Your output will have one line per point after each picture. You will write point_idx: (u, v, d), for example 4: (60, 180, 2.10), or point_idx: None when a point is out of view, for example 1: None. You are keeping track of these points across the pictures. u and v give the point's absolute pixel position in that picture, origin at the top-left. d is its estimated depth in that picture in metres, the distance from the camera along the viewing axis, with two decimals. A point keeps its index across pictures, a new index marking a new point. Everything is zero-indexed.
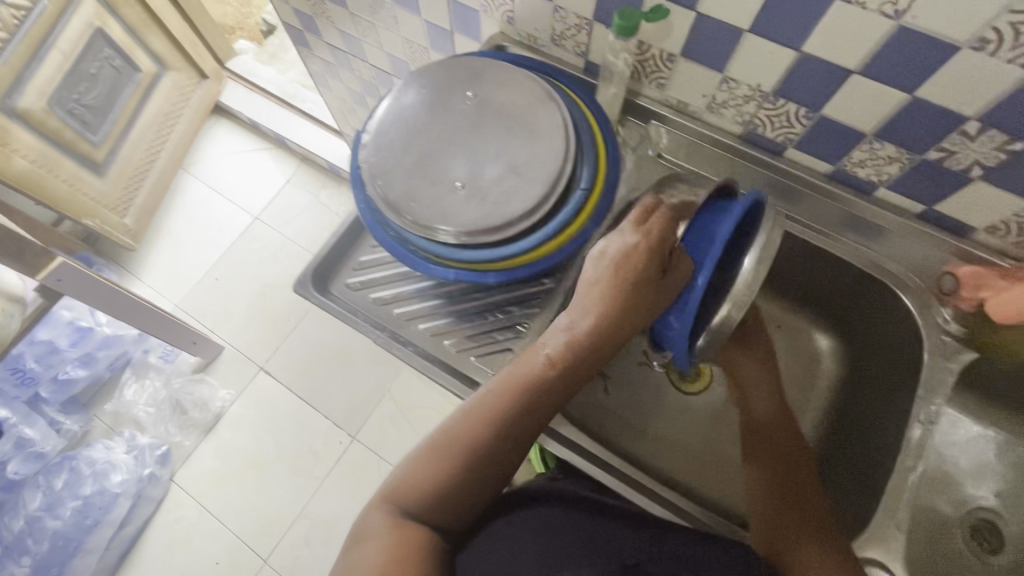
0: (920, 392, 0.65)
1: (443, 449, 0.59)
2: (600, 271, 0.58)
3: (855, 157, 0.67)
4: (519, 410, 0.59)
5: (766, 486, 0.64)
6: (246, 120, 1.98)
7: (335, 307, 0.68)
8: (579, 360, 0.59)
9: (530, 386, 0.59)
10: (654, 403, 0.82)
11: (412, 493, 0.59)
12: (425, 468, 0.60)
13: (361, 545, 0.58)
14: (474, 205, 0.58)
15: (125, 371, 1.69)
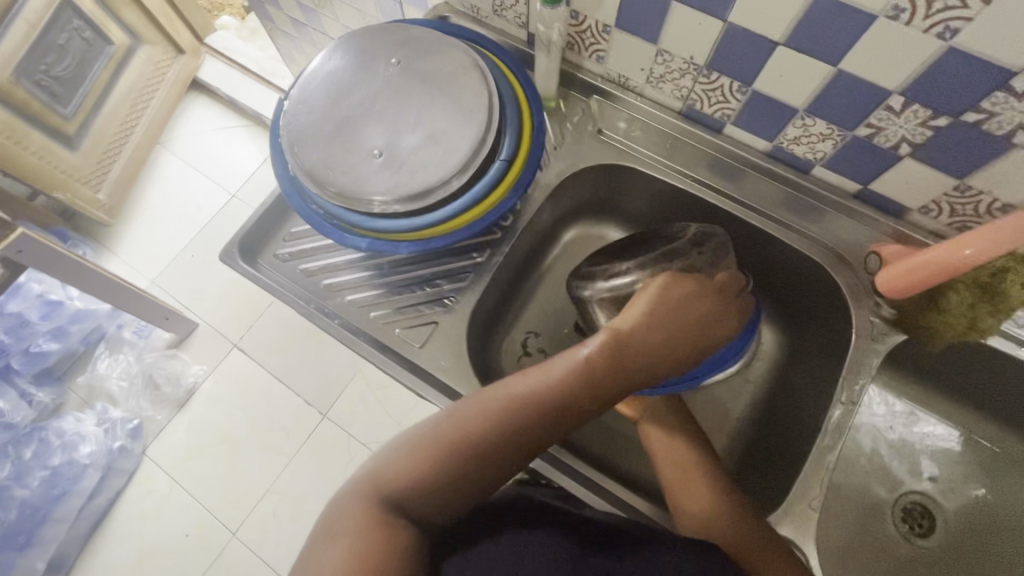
0: (845, 372, 0.65)
1: (450, 441, 0.57)
2: (654, 308, 0.63)
3: (790, 134, 0.66)
4: (540, 413, 0.59)
5: (712, 496, 0.60)
6: (225, 97, 1.97)
7: (261, 276, 0.68)
8: (603, 378, 0.60)
9: (551, 395, 0.59)
10: None
11: (405, 483, 0.56)
12: (424, 459, 0.57)
13: (333, 539, 0.53)
14: (389, 173, 0.58)
15: (99, 345, 1.69)
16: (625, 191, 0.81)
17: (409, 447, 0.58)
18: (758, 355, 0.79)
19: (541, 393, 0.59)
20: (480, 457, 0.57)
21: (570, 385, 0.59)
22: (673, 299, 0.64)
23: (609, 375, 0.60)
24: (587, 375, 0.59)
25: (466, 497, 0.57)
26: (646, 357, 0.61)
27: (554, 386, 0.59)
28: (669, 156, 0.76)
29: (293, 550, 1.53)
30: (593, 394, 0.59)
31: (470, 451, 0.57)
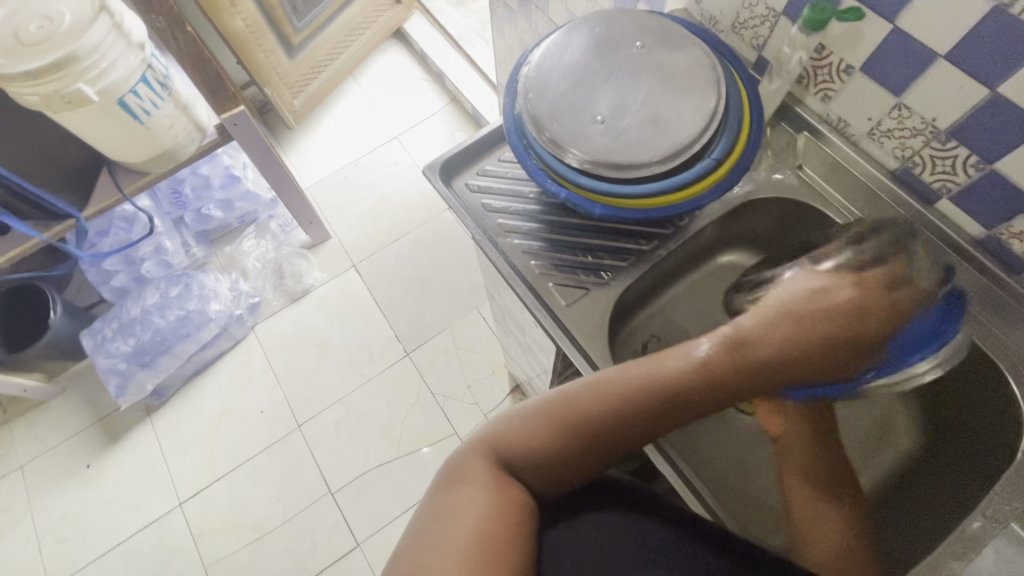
0: (999, 488, 0.60)
1: (561, 417, 0.59)
2: (787, 304, 0.58)
3: (1017, 227, 0.62)
4: (655, 404, 0.58)
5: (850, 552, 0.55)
6: (419, 50, 2.16)
7: (450, 197, 0.76)
8: (718, 377, 0.57)
9: (666, 389, 0.58)
10: None
11: (517, 447, 0.60)
12: (535, 428, 0.60)
13: (462, 486, 0.58)
14: (608, 140, 0.63)
15: (249, 226, 1.93)
16: (800, 234, 0.79)
17: (528, 414, 0.61)
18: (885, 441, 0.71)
19: (657, 386, 0.58)
20: (594, 436, 0.58)
21: (685, 382, 0.58)
22: (809, 296, 0.57)
23: (725, 377, 0.57)
24: (700, 373, 0.58)
25: (578, 470, 0.60)
26: (773, 360, 0.57)
27: (669, 380, 0.58)
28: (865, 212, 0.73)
29: (343, 460, 1.64)
30: (710, 392, 0.58)
31: (584, 429, 0.58)
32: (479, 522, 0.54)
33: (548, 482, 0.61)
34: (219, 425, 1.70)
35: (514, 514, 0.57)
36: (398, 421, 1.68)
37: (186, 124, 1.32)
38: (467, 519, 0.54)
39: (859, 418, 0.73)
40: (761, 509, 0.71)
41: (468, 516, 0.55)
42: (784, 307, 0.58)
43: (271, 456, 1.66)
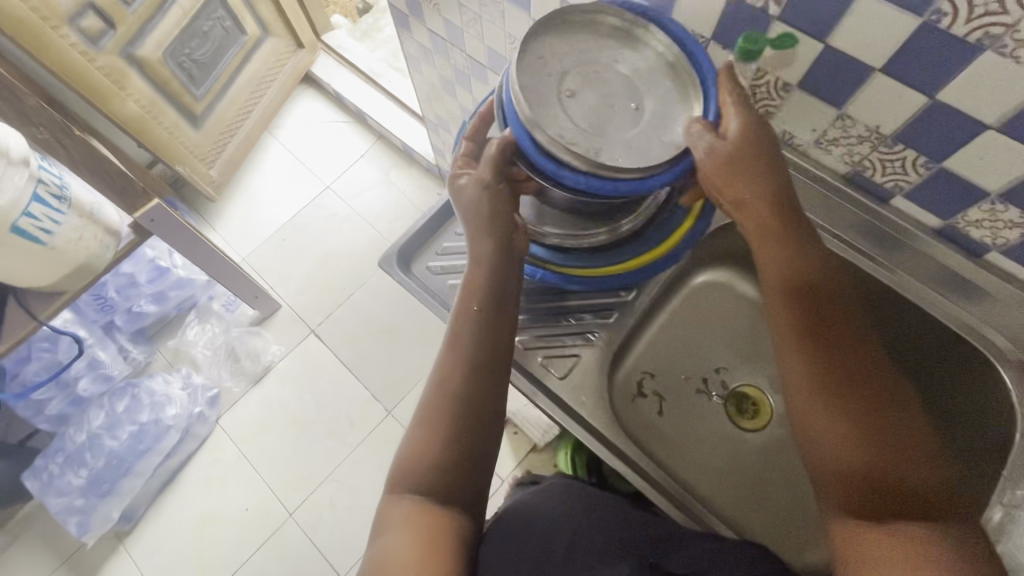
0: (1006, 473, 0.62)
1: (422, 429, 0.58)
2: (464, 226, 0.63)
3: (971, 216, 0.64)
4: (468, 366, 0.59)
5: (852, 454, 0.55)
6: (333, 92, 2.06)
7: (413, 286, 0.71)
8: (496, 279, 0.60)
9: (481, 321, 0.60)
10: (705, 432, 0.82)
11: (410, 474, 0.57)
12: (412, 452, 0.58)
13: (387, 536, 0.54)
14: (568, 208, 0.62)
15: (190, 312, 1.79)
16: None
17: (410, 443, 0.58)
18: None
19: (474, 327, 0.60)
20: (453, 401, 0.58)
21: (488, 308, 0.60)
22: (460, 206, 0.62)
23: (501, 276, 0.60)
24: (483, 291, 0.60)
25: (462, 462, 0.57)
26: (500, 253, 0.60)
27: (472, 318, 0.60)
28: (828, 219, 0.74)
29: (347, 538, 1.56)
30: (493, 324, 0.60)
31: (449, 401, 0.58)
32: (419, 553, 0.51)
33: (461, 485, 0.57)
34: (202, 534, 1.58)
35: (442, 529, 0.54)
36: None
37: (96, 232, 1.20)
38: (404, 558, 0.51)
39: None
40: (782, 524, 0.76)
41: (403, 556, 0.51)
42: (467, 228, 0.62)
43: (267, 553, 1.55)
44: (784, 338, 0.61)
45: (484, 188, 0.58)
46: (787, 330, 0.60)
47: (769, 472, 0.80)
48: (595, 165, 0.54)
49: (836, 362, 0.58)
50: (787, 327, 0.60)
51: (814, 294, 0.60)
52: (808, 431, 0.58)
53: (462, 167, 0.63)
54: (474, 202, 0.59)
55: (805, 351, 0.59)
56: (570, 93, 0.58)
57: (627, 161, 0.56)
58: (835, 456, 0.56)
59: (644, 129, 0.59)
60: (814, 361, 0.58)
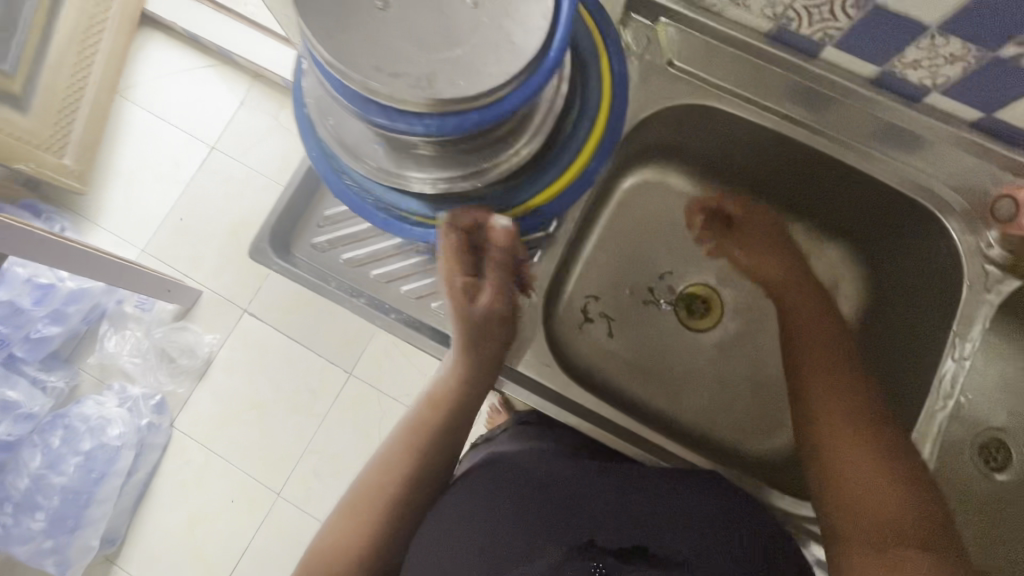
0: (956, 328, 0.61)
1: (361, 502, 0.60)
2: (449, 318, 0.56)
3: (909, 57, 0.56)
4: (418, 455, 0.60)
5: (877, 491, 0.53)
6: (183, 31, 1.69)
7: (298, 274, 0.59)
8: (469, 388, 0.59)
9: (425, 434, 0.61)
10: (658, 343, 0.79)
11: (341, 540, 0.58)
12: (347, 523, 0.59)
13: None
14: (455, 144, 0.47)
15: (101, 322, 1.59)
16: (698, 133, 0.72)
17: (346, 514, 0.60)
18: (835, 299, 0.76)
19: (430, 435, 0.61)
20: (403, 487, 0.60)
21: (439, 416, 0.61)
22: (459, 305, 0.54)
23: (468, 390, 0.59)
24: (445, 400, 0.60)
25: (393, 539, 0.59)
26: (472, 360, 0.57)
27: (432, 427, 0.61)
28: (755, 90, 0.65)
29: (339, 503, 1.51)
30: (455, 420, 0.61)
31: (381, 497, 0.59)
32: None
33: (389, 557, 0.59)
34: (196, 536, 1.51)
35: None
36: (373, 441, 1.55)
37: None
38: None
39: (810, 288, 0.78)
40: (746, 417, 0.76)
41: None
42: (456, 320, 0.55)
43: (267, 533, 1.51)
44: (825, 376, 0.60)
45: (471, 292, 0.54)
46: (823, 362, 0.61)
47: (725, 367, 0.78)
48: (432, 102, 0.37)
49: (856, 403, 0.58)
50: (827, 366, 0.60)
51: (849, 345, 0.62)
52: (847, 460, 0.55)
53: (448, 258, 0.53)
54: (462, 309, 0.55)
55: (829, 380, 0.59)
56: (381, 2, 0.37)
57: (471, 83, 0.37)
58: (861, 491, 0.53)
59: (491, 26, 0.37)
60: (861, 396, 0.58)
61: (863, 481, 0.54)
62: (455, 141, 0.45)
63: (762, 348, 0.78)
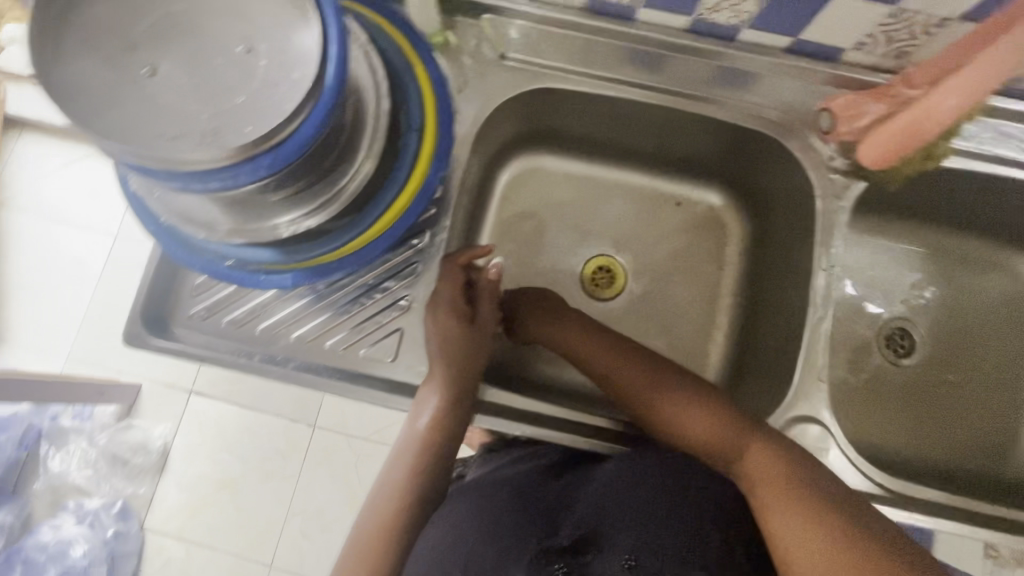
0: (818, 239, 0.64)
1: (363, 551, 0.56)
2: (432, 343, 0.59)
3: (710, 3, 0.59)
4: (418, 497, 0.58)
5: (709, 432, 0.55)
6: (53, 125, 1.48)
7: (181, 348, 0.58)
8: (465, 413, 0.59)
9: (430, 478, 0.59)
10: None
11: None
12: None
13: None
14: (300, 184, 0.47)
15: (41, 444, 1.38)
16: (555, 114, 0.73)
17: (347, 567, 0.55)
18: (725, 238, 0.80)
19: (419, 475, 0.59)
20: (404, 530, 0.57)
21: (439, 452, 0.59)
22: (450, 327, 0.60)
23: (460, 414, 0.59)
24: (435, 438, 0.59)
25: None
26: (460, 385, 0.59)
27: (425, 467, 0.59)
28: (587, 64, 0.67)
29: None
30: (446, 451, 0.60)
31: (389, 548, 0.56)
32: None
33: None
34: None
35: None
36: (353, 483, 1.36)
37: None
38: None
39: (698, 234, 0.81)
40: None
41: None
42: (439, 344, 0.59)
43: None
44: (630, 383, 0.61)
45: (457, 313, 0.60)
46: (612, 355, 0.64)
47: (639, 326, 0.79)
48: (231, 154, 0.37)
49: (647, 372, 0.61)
50: (628, 373, 0.62)
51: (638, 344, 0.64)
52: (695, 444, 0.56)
53: (446, 280, 0.60)
54: (444, 336, 0.59)
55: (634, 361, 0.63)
56: (150, 69, 0.37)
57: (259, 127, 0.37)
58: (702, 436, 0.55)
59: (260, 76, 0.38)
60: (659, 370, 0.61)
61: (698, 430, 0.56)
62: (287, 184, 0.45)
63: (671, 301, 0.80)
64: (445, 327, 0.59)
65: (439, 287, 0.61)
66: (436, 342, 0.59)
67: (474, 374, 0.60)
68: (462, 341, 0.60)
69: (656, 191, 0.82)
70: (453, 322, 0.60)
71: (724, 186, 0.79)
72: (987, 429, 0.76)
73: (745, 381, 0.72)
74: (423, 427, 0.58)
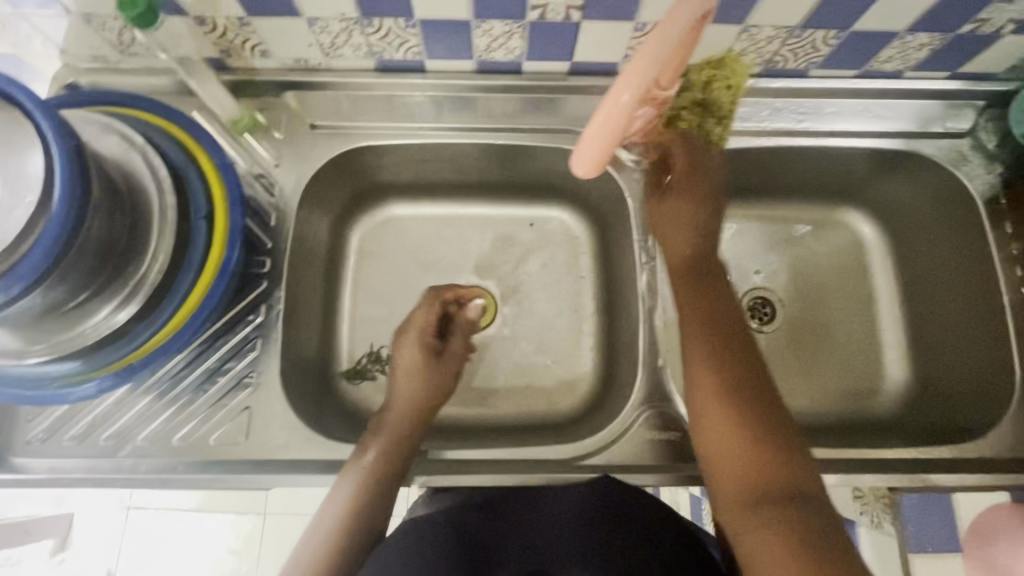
0: (639, 239, 0.70)
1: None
2: (399, 373, 0.63)
3: (483, 45, 0.63)
4: (362, 521, 0.56)
5: (756, 428, 0.49)
6: None
7: (20, 476, 0.57)
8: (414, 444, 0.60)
9: (374, 505, 0.56)
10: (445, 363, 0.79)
11: None
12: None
13: None
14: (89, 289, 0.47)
15: None
16: (384, 167, 0.76)
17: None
18: (579, 248, 0.83)
19: (364, 499, 0.56)
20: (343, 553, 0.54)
21: (393, 479, 0.58)
22: (416, 359, 0.64)
23: (410, 448, 0.60)
24: (387, 468, 0.58)
25: None
26: (417, 412, 0.62)
27: (375, 494, 0.57)
28: (396, 117, 0.70)
29: None
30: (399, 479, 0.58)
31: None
32: None
33: None
34: None
35: None
36: None
37: None
38: None
39: (555, 247, 0.83)
40: (549, 388, 0.78)
41: None
42: (410, 372, 0.63)
43: None
44: (701, 338, 0.54)
45: (420, 349, 0.64)
46: (690, 309, 0.56)
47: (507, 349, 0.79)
48: None
49: (725, 340, 0.54)
50: (707, 327, 0.55)
51: (729, 298, 0.57)
52: (712, 423, 0.51)
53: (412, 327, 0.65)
54: (410, 369, 0.63)
55: (706, 315, 0.56)
56: None
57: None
58: (740, 433, 0.49)
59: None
60: (732, 348, 0.53)
61: (738, 419, 0.50)
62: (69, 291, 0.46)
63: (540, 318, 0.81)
64: (411, 361, 0.63)
65: (413, 318, 0.65)
66: (404, 371, 0.63)
67: (435, 400, 0.63)
68: (427, 374, 0.63)
69: (508, 216, 0.84)
70: (418, 355, 0.64)
71: (567, 200, 0.83)
72: (857, 376, 0.77)
73: (616, 382, 0.74)
74: (370, 458, 0.58)
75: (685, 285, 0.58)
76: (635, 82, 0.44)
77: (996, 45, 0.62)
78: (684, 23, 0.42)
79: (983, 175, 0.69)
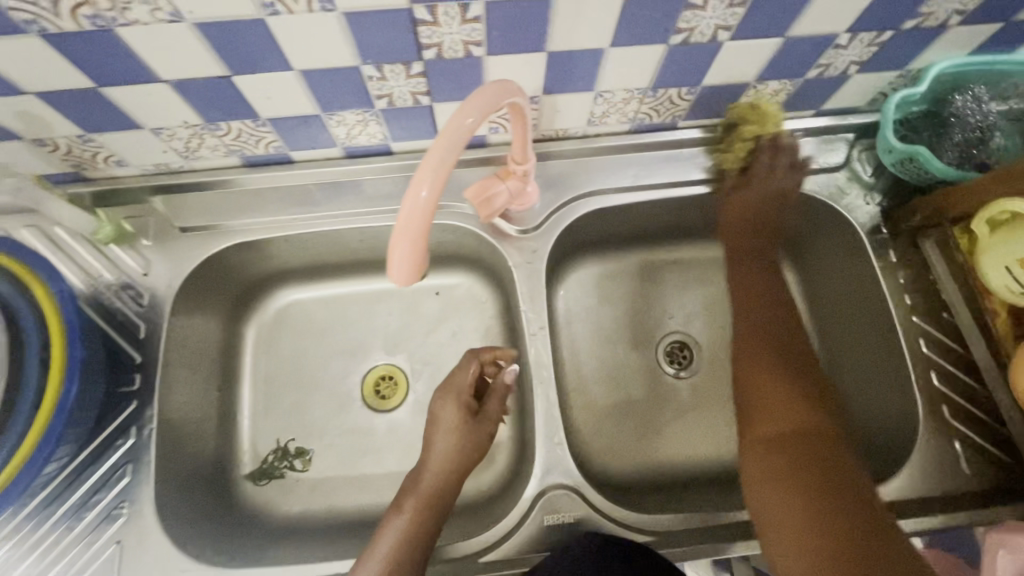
0: (527, 308, 0.69)
1: None
2: (437, 433, 0.63)
3: (341, 133, 0.62)
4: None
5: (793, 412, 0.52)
6: None
7: None
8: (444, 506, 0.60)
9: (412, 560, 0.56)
10: (349, 455, 0.74)
11: None
12: None
13: None
14: None
15: None
16: (269, 257, 0.73)
17: None
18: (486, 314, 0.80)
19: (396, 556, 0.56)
20: None
21: (423, 534, 0.57)
22: (453, 418, 0.63)
23: (442, 505, 0.60)
24: (421, 521, 0.58)
25: None
26: (452, 473, 0.61)
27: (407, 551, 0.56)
28: (268, 210, 0.69)
29: None
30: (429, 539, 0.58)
31: None
32: None
33: None
34: None
35: None
36: None
37: None
38: None
39: (462, 315, 0.80)
40: None
41: None
42: (448, 433, 0.63)
43: None
44: (762, 329, 0.59)
45: (459, 410, 0.64)
46: (754, 312, 0.61)
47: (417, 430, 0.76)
48: None
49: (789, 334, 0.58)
50: (772, 322, 0.59)
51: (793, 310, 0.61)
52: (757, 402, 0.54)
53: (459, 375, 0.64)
54: (446, 429, 0.63)
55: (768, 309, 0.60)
56: None
57: None
58: (782, 412, 0.53)
59: None
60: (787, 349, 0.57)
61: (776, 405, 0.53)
62: None
63: None
64: (451, 419, 0.63)
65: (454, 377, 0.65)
66: (442, 430, 0.63)
67: (469, 461, 0.63)
68: (460, 435, 0.63)
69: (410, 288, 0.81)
70: (456, 414, 0.63)
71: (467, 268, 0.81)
72: None
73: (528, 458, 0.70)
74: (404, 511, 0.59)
75: (758, 284, 0.63)
76: (433, 175, 0.40)
77: (847, 84, 0.63)
78: (471, 125, 0.42)
79: (863, 206, 0.70)
